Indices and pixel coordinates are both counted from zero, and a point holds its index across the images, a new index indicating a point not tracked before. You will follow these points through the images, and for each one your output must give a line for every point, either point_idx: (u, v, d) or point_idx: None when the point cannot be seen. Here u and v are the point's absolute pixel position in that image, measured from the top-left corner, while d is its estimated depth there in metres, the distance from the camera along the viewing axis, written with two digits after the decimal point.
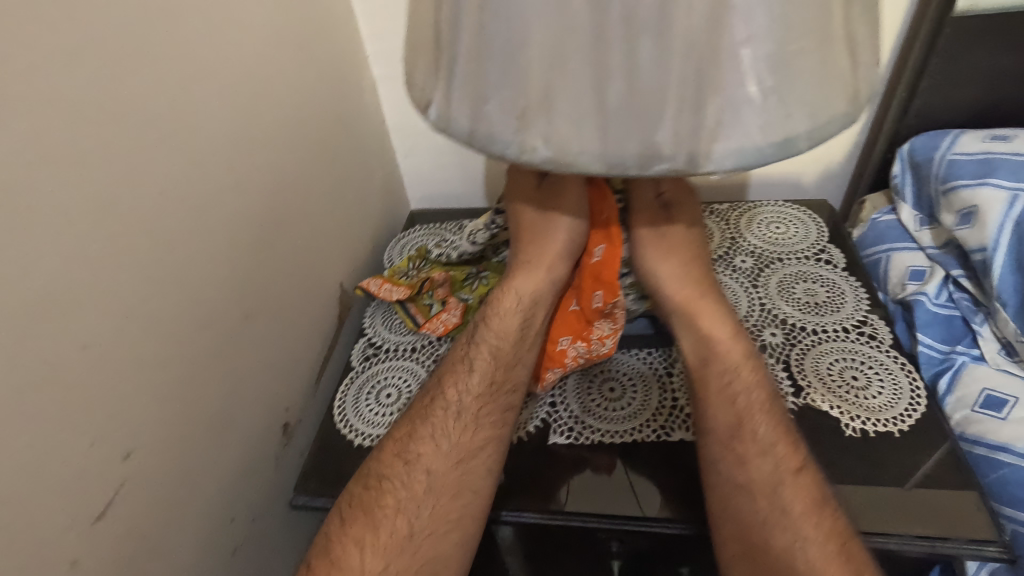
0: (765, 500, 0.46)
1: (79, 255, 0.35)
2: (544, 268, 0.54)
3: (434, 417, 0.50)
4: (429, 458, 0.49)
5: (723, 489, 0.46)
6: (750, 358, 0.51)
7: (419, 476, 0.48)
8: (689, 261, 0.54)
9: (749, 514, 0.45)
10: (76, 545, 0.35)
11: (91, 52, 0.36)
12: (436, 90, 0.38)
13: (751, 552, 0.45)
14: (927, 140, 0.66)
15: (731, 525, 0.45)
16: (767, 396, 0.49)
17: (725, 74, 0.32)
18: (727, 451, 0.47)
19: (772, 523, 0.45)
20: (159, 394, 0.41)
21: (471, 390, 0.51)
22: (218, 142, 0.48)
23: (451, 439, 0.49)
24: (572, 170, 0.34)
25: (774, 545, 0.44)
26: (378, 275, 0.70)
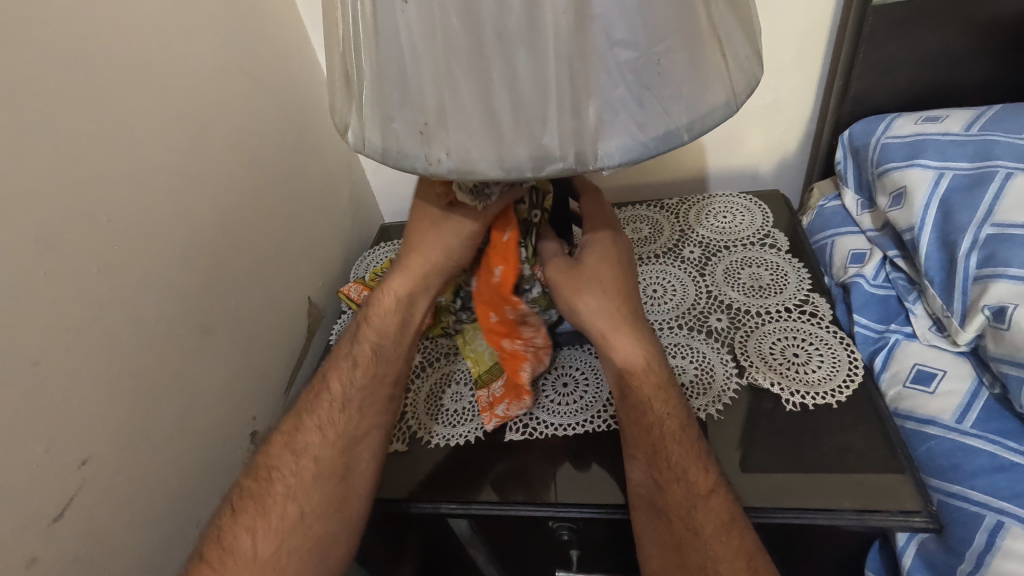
0: (680, 495, 0.47)
1: (26, 280, 0.39)
2: (418, 274, 0.54)
3: (316, 415, 0.51)
4: (315, 448, 0.50)
5: (652, 481, 0.48)
6: (665, 389, 0.51)
7: (306, 464, 0.49)
8: (596, 275, 0.54)
9: (669, 509, 0.47)
10: (34, 544, 0.39)
11: (27, 97, 0.40)
12: (350, 115, 0.42)
13: (677, 542, 0.46)
14: (864, 125, 0.67)
15: (654, 534, 0.47)
16: (671, 400, 0.51)
17: (600, 81, 0.36)
18: (648, 477, 0.49)
19: (695, 512, 0.46)
20: (116, 405, 0.45)
21: (353, 381, 0.53)
22: (167, 171, 0.52)
23: (336, 429, 0.51)
24: (475, 177, 0.38)
25: (703, 532, 0.45)
26: (359, 281, 0.75)
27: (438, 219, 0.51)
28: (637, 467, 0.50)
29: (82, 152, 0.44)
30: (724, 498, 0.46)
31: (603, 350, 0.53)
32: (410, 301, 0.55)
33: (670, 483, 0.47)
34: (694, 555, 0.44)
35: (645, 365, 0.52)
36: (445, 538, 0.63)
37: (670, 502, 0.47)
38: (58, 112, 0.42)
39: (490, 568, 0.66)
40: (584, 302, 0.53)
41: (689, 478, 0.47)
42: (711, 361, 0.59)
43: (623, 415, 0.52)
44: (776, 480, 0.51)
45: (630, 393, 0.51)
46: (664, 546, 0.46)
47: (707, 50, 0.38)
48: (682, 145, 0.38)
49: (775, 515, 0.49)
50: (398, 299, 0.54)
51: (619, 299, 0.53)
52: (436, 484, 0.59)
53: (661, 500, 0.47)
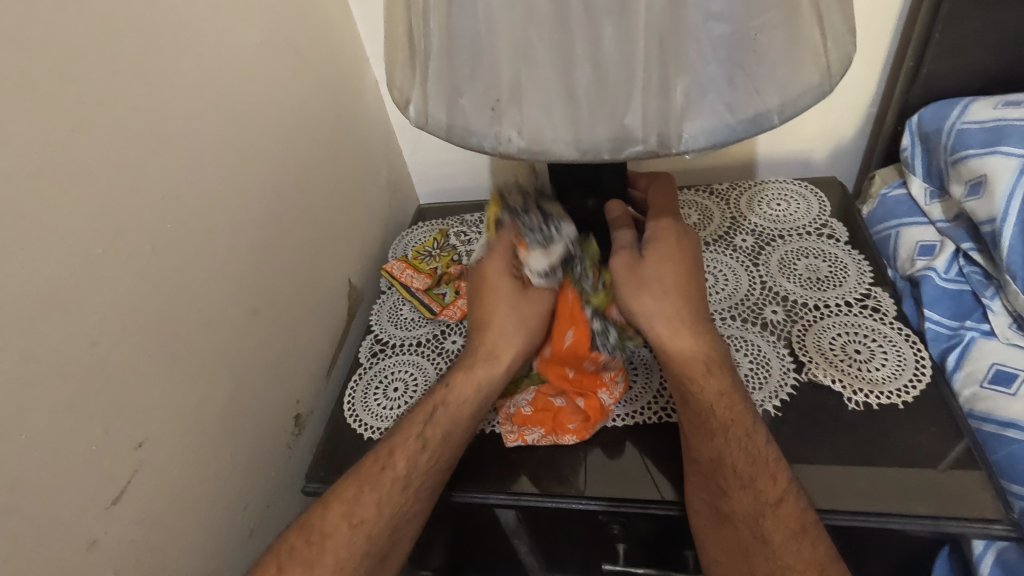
0: (746, 503, 0.46)
1: (81, 255, 0.38)
2: (501, 364, 0.55)
3: (386, 467, 0.51)
4: (371, 521, 0.49)
5: (715, 492, 0.47)
6: (727, 395, 0.49)
7: (360, 538, 0.48)
8: (662, 278, 0.50)
9: (734, 516, 0.46)
10: (93, 526, 0.38)
11: (81, 65, 0.38)
12: (413, 88, 0.40)
13: (744, 549, 0.45)
14: (936, 109, 0.63)
15: (715, 542, 0.47)
16: (734, 406, 0.49)
17: (689, 54, 0.33)
18: (709, 482, 0.48)
19: (763, 520, 0.45)
20: (169, 386, 0.44)
21: (416, 476, 0.51)
22: (217, 147, 0.50)
23: (395, 507, 0.50)
24: (547, 158, 0.36)
25: (772, 541, 0.44)
26: (401, 259, 0.74)
27: (516, 305, 0.54)
28: (699, 470, 0.48)
29: (136, 126, 0.42)
30: (795, 506, 0.45)
31: (665, 354, 0.50)
32: (489, 393, 0.55)
33: (735, 491, 0.46)
34: (763, 563, 0.44)
35: (706, 369, 0.49)
36: (489, 527, 0.62)
37: (734, 511, 0.46)
38: (112, 83, 0.41)
39: (530, 558, 0.65)
40: (646, 305, 0.49)
41: (756, 486, 0.46)
42: (767, 354, 0.57)
43: (686, 419, 0.50)
44: (844, 480, 0.49)
45: (691, 399, 0.49)
46: (729, 554, 0.46)
47: (804, 24, 0.35)
48: (771, 129, 0.36)
49: (846, 518, 0.47)
50: (479, 390, 0.54)
51: (680, 301, 0.50)
52: (482, 474, 0.57)
53: (728, 508, 0.46)
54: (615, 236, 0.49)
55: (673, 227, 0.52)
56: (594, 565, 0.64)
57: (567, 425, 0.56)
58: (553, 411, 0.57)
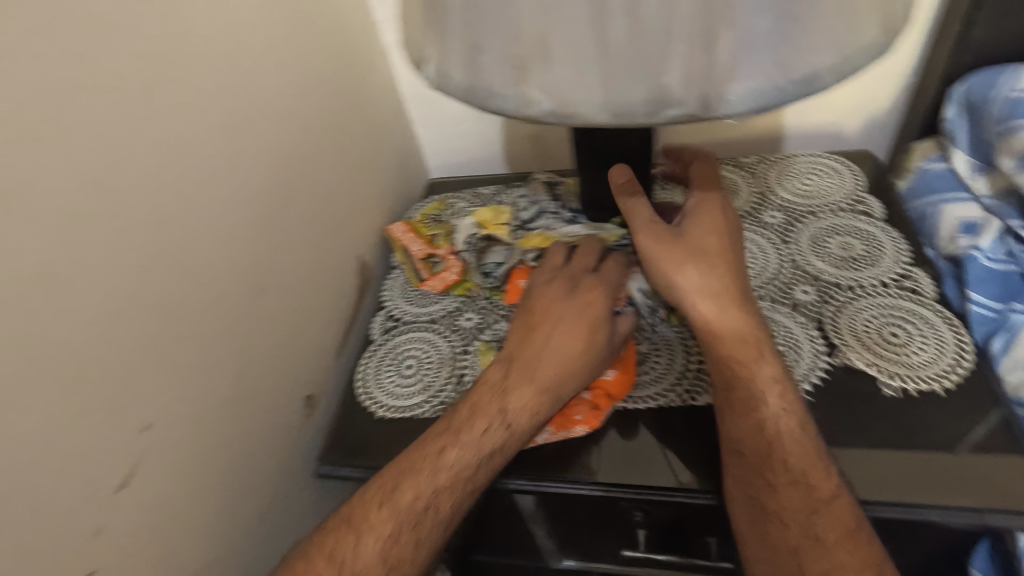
0: (797, 499, 0.43)
1: (76, 228, 0.35)
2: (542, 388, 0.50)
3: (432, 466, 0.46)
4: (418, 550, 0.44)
5: (759, 488, 0.44)
6: (779, 383, 0.46)
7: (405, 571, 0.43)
8: (704, 260, 0.48)
9: (785, 513, 0.44)
10: (99, 513, 0.36)
11: (70, 22, 0.36)
12: (430, 47, 0.37)
13: (792, 547, 0.43)
14: (984, 77, 0.59)
15: (758, 546, 0.44)
16: (786, 395, 0.46)
17: (738, 3, 0.29)
18: (757, 477, 0.44)
19: (815, 518, 0.43)
20: (173, 367, 0.42)
21: (468, 471, 0.47)
22: (217, 113, 0.47)
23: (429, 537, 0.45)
24: (577, 123, 0.33)
25: (826, 539, 0.42)
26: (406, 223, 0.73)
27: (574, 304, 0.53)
28: (745, 462, 0.45)
29: (128, 89, 0.39)
30: (847, 502, 0.43)
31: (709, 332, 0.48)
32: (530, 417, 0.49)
33: (785, 486, 0.44)
34: (818, 561, 0.42)
35: (759, 355, 0.47)
36: (506, 511, 0.60)
37: (789, 508, 0.44)
38: (100, 42, 0.37)
39: (547, 541, 0.64)
40: (693, 286, 0.48)
41: (808, 482, 0.44)
42: (798, 337, 0.54)
43: (728, 406, 0.47)
44: (882, 470, 0.46)
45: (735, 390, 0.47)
46: (773, 550, 0.43)
47: None
48: (825, 92, 0.32)
49: (886, 510, 0.45)
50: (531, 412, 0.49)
51: (728, 278, 0.48)
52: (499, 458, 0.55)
53: (783, 508, 0.44)
54: (634, 206, 0.50)
55: (715, 207, 0.51)
56: (613, 550, 0.63)
57: (574, 417, 0.54)
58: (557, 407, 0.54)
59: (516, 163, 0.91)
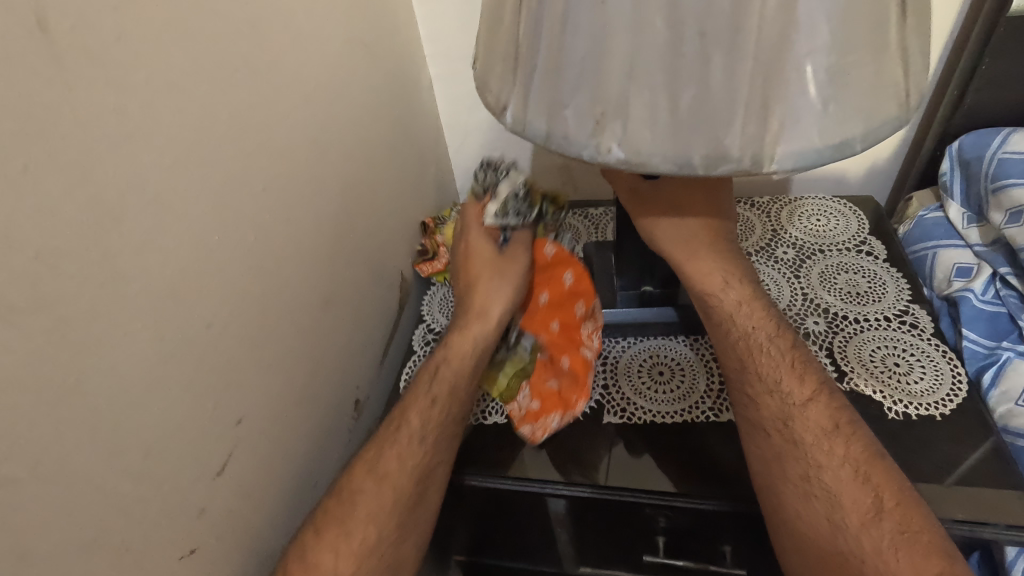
0: (834, 479, 0.43)
1: (204, 240, 0.40)
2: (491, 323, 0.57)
3: (402, 434, 0.52)
4: (384, 512, 0.49)
5: (786, 462, 0.45)
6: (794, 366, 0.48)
7: (366, 527, 0.48)
8: (715, 244, 0.50)
9: (831, 497, 0.43)
10: (203, 495, 0.40)
11: (213, 62, 0.41)
12: (513, 96, 0.43)
13: (845, 538, 0.42)
14: (977, 137, 0.66)
15: (818, 542, 0.43)
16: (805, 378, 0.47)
17: (789, 84, 0.35)
18: (794, 467, 0.45)
19: (857, 497, 0.42)
20: (261, 366, 0.47)
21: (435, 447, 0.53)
22: (305, 141, 0.53)
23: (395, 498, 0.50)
24: (644, 171, 0.38)
25: (872, 520, 0.41)
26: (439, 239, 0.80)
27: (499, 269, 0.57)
28: (776, 451, 0.46)
29: (245, 119, 0.45)
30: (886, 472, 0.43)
31: (737, 317, 0.50)
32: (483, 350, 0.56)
33: (815, 469, 0.44)
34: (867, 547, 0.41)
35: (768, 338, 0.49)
36: (535, 515, 0.64)
37: (808, 475, 0.44)
38: (227, 78, 0.42)
39: (568, 546, 0.68)
40: (704, 270, 0.50)
41: (836, 459, 0.44)
42: None
43: (744, 390, 0.49)
44: None
45: (752, 374, 0.48)
46: (802, 518, 0.44)
47: (893, 58, 0.37)
48: (854, 156, 0.37)
49: None
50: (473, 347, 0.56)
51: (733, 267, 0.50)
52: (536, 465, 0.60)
53: (810, 476, 0.44)
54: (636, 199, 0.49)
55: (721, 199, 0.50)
56: (630, 556, 0.67)
57: (571, 398, 0.60)
58: (553, 396, 0.60)
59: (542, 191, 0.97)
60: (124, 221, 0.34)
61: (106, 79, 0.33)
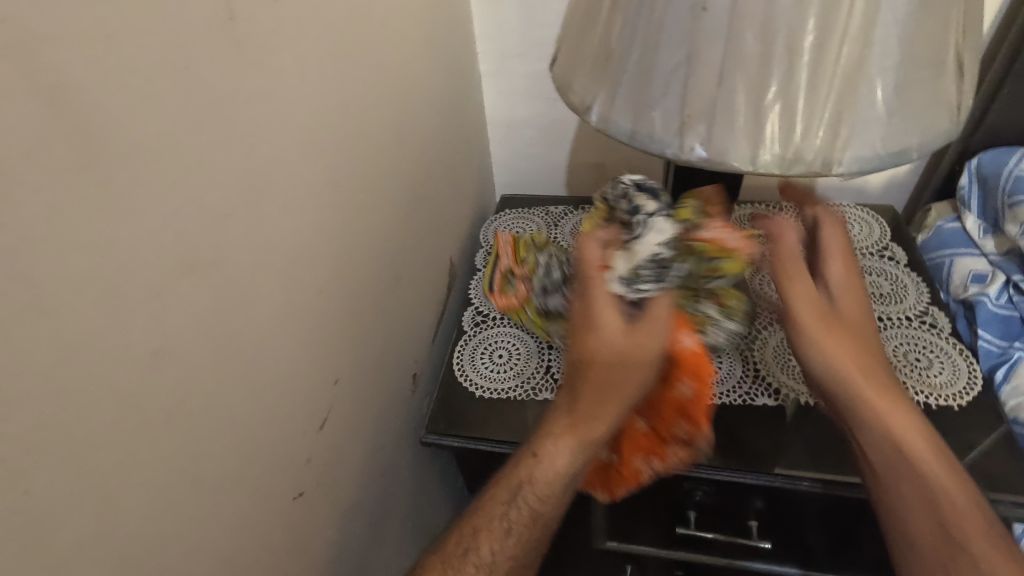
0: (937, 482, 0.48)
1: (320, 213, 0.44)
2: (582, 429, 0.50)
3: (523, 473, 0.49)
4: (536, 507, 0.49)
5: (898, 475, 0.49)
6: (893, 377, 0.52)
7: (517, 517, 0.49)
8: (814, 252, 0.56)
9: (934, 505, 0.47)
10: (310, 445, 0.45)
11: (332, 50, 0.45)
12: (600, 97, 0.47)
13: (933, 538, 0.47)
14: (996, 155, 0.73)
15: (915, 535, 0.47)
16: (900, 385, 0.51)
17: (859, 97, 0.40)
18: (900, 471, 0.49)
19: (948, 503, 0.47)
20: (352, 334, 0.51)
21: (553, 487, 0.49)
22: (389, 126, 0.57)
23: (533, 513, 0.49)
24: (724, 168, 0.42)
25: (962, 524, 0.46)
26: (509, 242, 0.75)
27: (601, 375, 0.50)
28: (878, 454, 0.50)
29: (351, 104, 0.49)
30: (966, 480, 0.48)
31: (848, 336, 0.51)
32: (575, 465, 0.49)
33: (924, 472, 0.48)
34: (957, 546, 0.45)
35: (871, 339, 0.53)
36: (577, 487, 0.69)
37: (912, 482, 0.48)
38: (340, 64, 0.46)
39: (602, 519, 0.73)
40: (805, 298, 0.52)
41: (933, 466, 0.48)
42: None
43: (841, 400, 0.52)
44: None
45: (860, 399, 0.50)
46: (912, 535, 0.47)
47: (948, 80, 0.42)
48: (910, 163, 0.42)
49: None
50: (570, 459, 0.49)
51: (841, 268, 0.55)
52: None
53: (920, 490, 0.47)
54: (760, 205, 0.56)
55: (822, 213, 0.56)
56: (660, 530, 0.72)
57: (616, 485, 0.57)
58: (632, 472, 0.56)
59: (576, 187, 1.01)
60: (272, 190, 0.38)
61: (265, 63, 0.36)
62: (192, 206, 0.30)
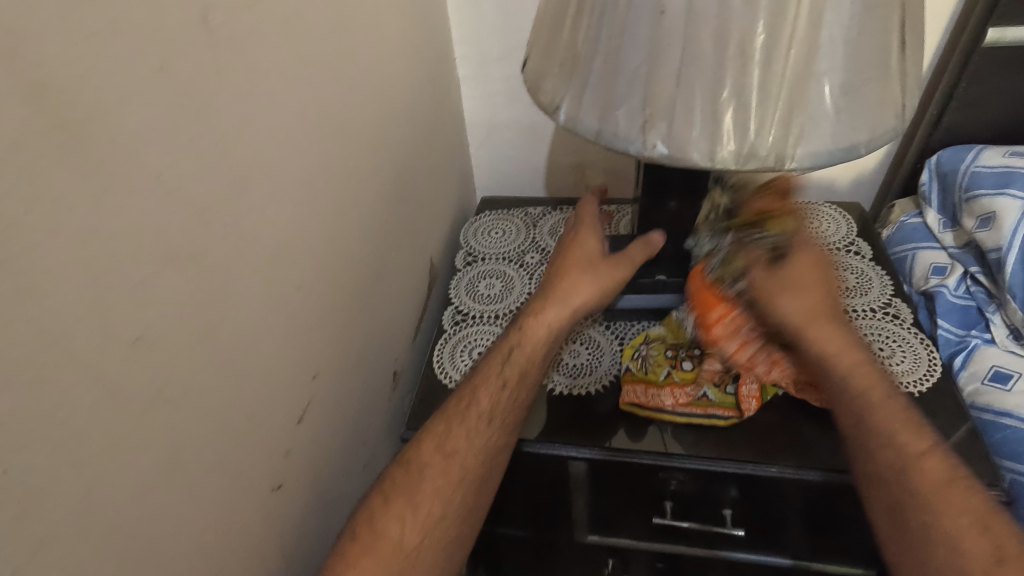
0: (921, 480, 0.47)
1: (298, 212, 0.46)
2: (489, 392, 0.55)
3: (427, 453, 0.53)
4: (432, 488, 0.51)
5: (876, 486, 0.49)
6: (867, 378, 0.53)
7: (428, 493, 0.51)
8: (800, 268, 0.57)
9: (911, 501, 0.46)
10: (289, 438, 0.46)
11: (310, 53, 0.46)
12: (567, 98, 0.49)
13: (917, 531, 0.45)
14: (953, 153, 0.76)
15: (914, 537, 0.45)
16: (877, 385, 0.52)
17: (808, 96, 0.42)
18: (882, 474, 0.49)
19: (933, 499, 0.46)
20: (332, 330, 0.52)
21: (453, 461, 0.53)
22: (369, 128, 0.58)
23: (436, 489, 0.51)
24: (684, 165, 0.44)
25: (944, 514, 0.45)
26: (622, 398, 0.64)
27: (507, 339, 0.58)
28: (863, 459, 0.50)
29: (330, 106, 0.50)
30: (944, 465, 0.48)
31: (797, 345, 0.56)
32: (474, 434, 0.54)
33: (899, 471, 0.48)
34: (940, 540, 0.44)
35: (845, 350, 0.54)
36: (557, 480, 0.70)
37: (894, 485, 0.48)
38: (318, 67, 0.48)
39: (582, 512, 0.75)
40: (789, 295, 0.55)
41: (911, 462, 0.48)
42: None
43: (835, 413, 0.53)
44: None
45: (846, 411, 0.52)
46: (901, 535, 0.46)
47: (893, 80, 0.44)
48: (859, 158, 0.45)
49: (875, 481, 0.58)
50: (468, 432, 0.54)
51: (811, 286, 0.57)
52: (561, 432, 0.65)
53: (903, 509, 0.47)
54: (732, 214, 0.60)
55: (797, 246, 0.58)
56: (638, 522, 0.74)
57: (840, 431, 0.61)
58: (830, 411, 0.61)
59: (556, 189, 1.03)
60: (249, 188, 0.39)
61: (241, 66, 0.38)
62: (168, 203, 0.32)
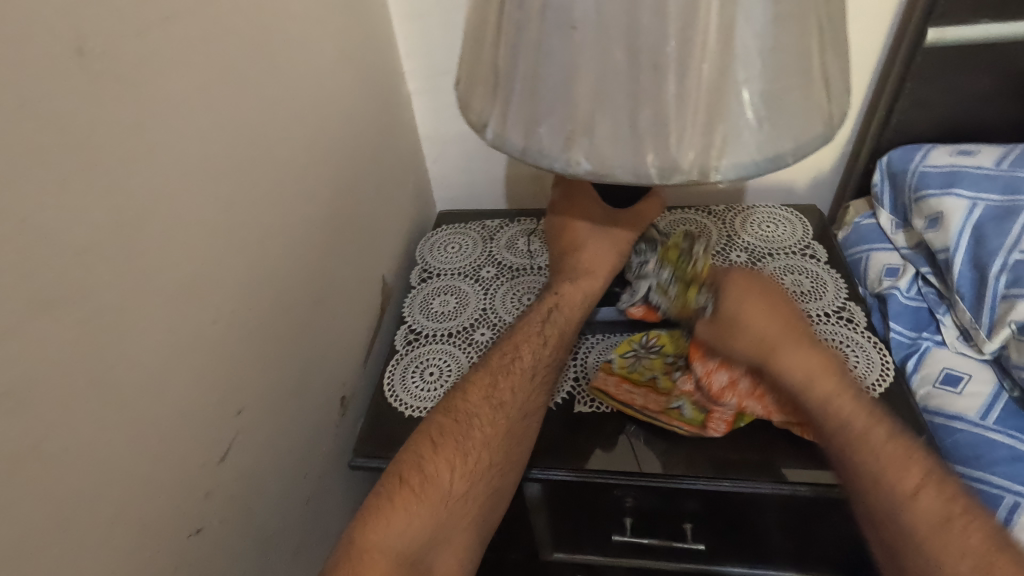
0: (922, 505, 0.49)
1: (212, 243, 0.44)
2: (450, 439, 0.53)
3: (406, 477, 0.50)
4: (436, 495, 0.51)
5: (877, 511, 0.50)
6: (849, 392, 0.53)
7: (437, 496, 0.51)
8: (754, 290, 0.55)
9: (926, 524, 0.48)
10: (209, 478, 0.44)
11: (222, 79, 0.45)
12: (493, 114, 0.48)
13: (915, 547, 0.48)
14: (903, 153, 0.76)
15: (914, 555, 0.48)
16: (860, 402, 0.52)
17: (729, 106, 0.41)
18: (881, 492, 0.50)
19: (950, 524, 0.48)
20: (260, 362, 0.50)
21: (451, 482, 0.52)
22: (299, 150, 0.57)
23: (439, 501, 0.51)
24: (609, 180, 0.43)
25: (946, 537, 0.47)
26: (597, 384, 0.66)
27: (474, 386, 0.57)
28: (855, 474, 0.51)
29: (249, 131, 0.48)
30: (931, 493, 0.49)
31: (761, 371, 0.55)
32: (452, 467, 0.52)
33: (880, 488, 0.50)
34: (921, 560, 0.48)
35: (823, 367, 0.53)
36: (514, 501, 0.68)
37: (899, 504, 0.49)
38: (233, 92, 0.46)
39: (543, 532, 0.73)
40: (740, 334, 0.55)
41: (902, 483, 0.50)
42: None
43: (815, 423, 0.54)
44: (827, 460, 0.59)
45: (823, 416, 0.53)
46: (898, 552, 0.49)
47: (816, 88, 0.44)
48: (786, 167, 0.43)
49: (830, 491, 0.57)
50: (450, 464, 0.52)
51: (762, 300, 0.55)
52: None
53: (904, 526, 0.49)
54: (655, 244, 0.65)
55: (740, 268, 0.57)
56: (600, 539, 0.72)
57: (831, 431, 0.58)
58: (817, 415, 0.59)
59: (516, 200, 1.02)
60: (148, 223, 0.37)
61: (132, 96, 0.36)
62: (37, 248, 0.30)
